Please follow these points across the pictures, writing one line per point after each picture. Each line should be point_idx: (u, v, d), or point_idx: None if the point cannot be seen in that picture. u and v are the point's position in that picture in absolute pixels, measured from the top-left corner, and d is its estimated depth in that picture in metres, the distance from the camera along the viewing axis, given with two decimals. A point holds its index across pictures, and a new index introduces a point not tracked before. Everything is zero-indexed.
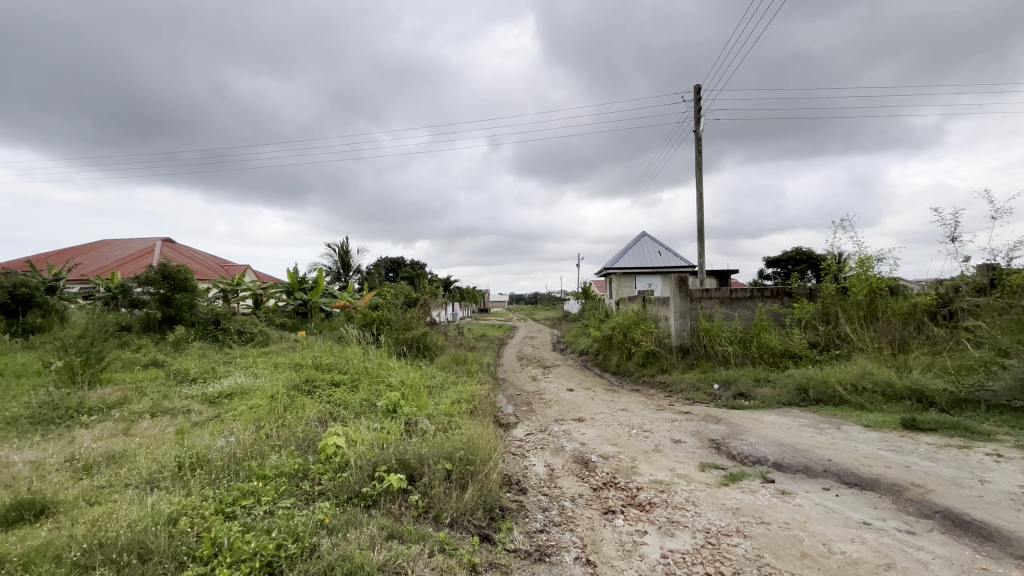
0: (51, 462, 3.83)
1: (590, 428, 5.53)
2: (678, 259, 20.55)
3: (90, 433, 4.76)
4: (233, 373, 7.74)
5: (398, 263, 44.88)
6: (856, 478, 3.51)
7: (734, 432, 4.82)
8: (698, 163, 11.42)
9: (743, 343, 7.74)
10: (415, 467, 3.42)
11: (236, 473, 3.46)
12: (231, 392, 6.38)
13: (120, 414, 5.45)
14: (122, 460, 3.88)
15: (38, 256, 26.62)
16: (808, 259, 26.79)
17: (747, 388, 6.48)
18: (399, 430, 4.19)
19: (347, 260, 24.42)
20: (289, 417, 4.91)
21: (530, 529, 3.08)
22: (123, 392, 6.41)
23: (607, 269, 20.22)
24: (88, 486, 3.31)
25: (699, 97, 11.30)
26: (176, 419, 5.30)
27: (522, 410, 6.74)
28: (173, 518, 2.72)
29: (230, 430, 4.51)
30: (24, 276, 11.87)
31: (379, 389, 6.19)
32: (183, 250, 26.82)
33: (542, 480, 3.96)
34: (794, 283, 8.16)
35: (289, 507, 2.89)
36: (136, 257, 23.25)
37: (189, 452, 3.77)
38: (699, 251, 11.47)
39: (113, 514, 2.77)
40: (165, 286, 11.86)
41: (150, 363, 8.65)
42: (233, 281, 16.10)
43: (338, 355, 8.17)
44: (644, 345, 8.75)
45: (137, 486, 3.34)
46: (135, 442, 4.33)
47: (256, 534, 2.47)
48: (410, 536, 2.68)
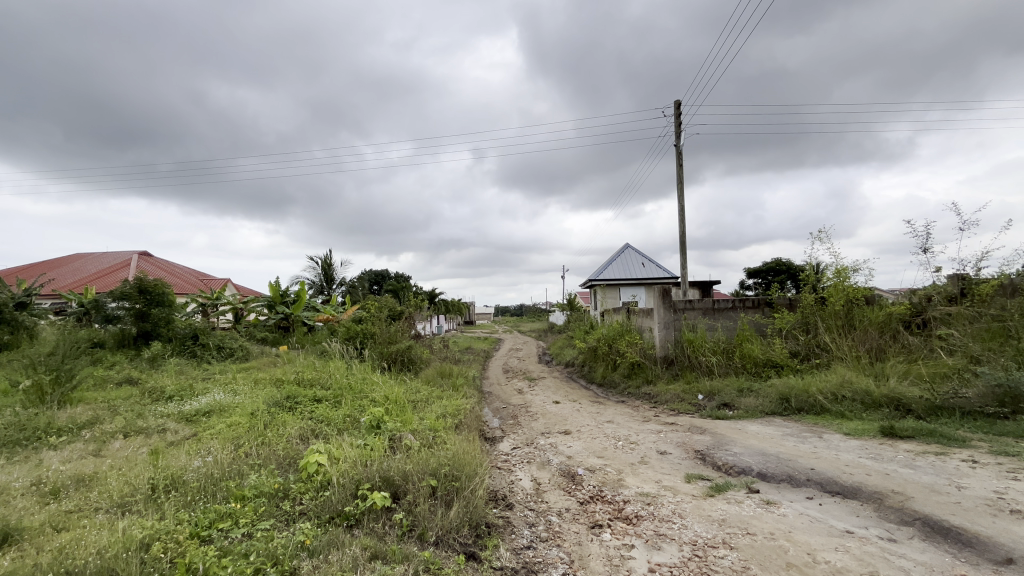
0: (16, 486, 3.68)
1: (576, 440, 5.52)
2: (662, 270, 20.76)
3: (59, 455, 4.57)
4: (211, 390, 7.54)
5: (382, 275, 44.58)
6: (839, 487, 3.56)
7: (719, 443, 4.86)
8: (680, 176, 11.62)
9: (726, 353, 7.85)
10: (399, 484, 3.35)
11: (213, 494, 3.36)
12: (209, 409, 6.22)
13: (91, 435, 5.25)
14: (93, 483, 3.73)
15: (6, 269, 25.71)
16: (787, 271, 27.37)
17: (731, 398, 6.54)
18: (383, 446, 4.12)
19: (330, 273, 24.24)
20: (269, 434, 4.80)
21: (516, 545, 3.04)
22: (95, 411, 6.20)
23: (591, 280, 20.32)
24: (56, 511, 3.18)
25: (679, 112, 11.52)
26: (150, 439, 5.13)
27: (509, 424, 6.69)
28: (146, 543, 2.63)
29: (208, 449, 4.39)
30: None
31: (362, 404, 6.09)
32: (160, 264, 26.18)
33: (528, 495, 3.92)
34: (774, 292, 8.30)
35: (269, 529, 2.80)
36: (112, 271, 22.71)
37: (163, 473, 3.65)
38: (682, 261, 11.60)
39: (82, 540, 2.66)
40: (142, 300, 11.53)
41: (125, 380, 8.39)
42: (212, 295, 15.76)
43: (321, 370, 8.02)
44: (629, 357, 8.80)
45: (108, 510, 3.22)
46: (106, 464, 4.17)
47: (233, 558, 2.40)
48: (393, 557, 2.61)
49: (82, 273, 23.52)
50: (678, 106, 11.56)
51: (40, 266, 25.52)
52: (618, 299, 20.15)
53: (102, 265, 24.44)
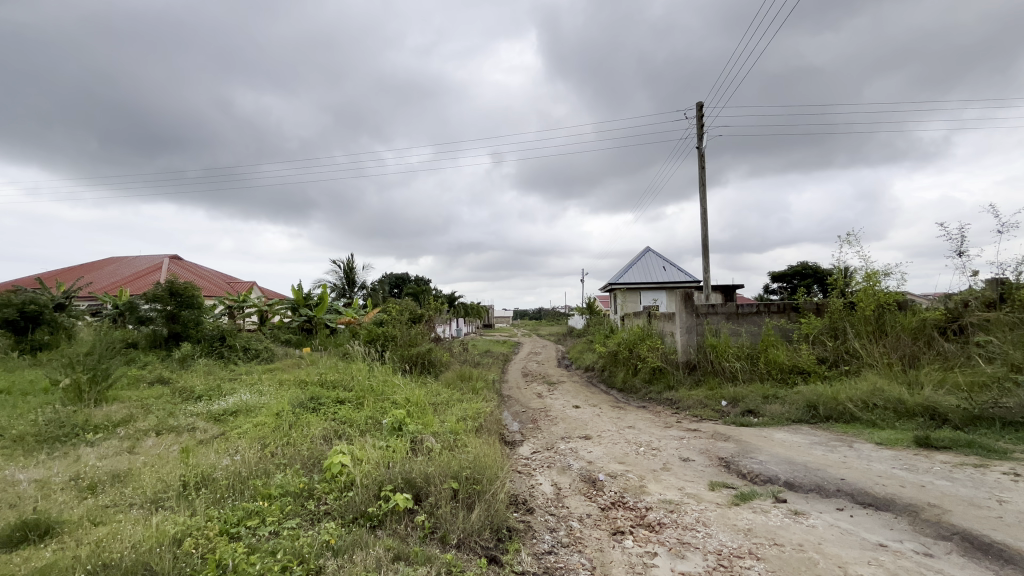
0: (56, 481, 3.84)
1: (596, 445, 5.48)
2: (683, 274, 20.45)
3: (96, 451, 4.76)
4: (238, 390, 7.73)
5: (402, 279, 45.19)
6: (871, 498, 3.44)
7: (744, 450, 4.76)
8: (703, 178, 11.44)
9: (750, 359, 7.70)
10: (421, 486, 3.37)
11: (241, 492, 3.45)
12: (237, 409, 6.38)
13: (125, 432, 5.44)
14: (128, 479, 3.87)
15: (46, 272, 26.83)
16: (813, 275, 26.66)
17: (756, 405, 6.40)
18: (404, 448, 4.16)
19: (352, 276, 24.68)
20: (294, 435, 4.88)
21: (538, 550, 3.02)
22: (129, 409, 6.43)
23: (611, 284, 20.15)
24: (93, 506, 3.30)
25: (701, 114, 11.37)
26: (181, 437, 5.29)
27: (528, 428, 6.69)
28: (178, 539, 2.71)
29: (235, 448, 4.50)
30: (33, 293, 12.00)
31: (384, 406, 6.18)
32: (189, 267, 26.97)
33: (549, 500, 3.90)
34: (800, 297, 8.14)
35: (295, 528, 2.86)
36: (144, 274, 23.61)
37: (193, 471, 3.76)
38: (704, 265, 11.42)
39: (118, 534, 2.76)
40: (172, 302, 11.90)
41: (156, 379, 8.68)
42: (238, 297, 16.18)
43: (343, 372, 8.16)
44: (650, 361, 8.68)
45: (142, 505, 3.33)
46: (140, 461, 4.32)
47: (261, 555, 2.46)
48: (416, 558, 2.63)
49: (116, 276, 24.43)
50: (699, 107, 11.36)
51: (78, 269, 26.62)
52: (639, 304, 19.93)
53: (135, 269, 25.38)
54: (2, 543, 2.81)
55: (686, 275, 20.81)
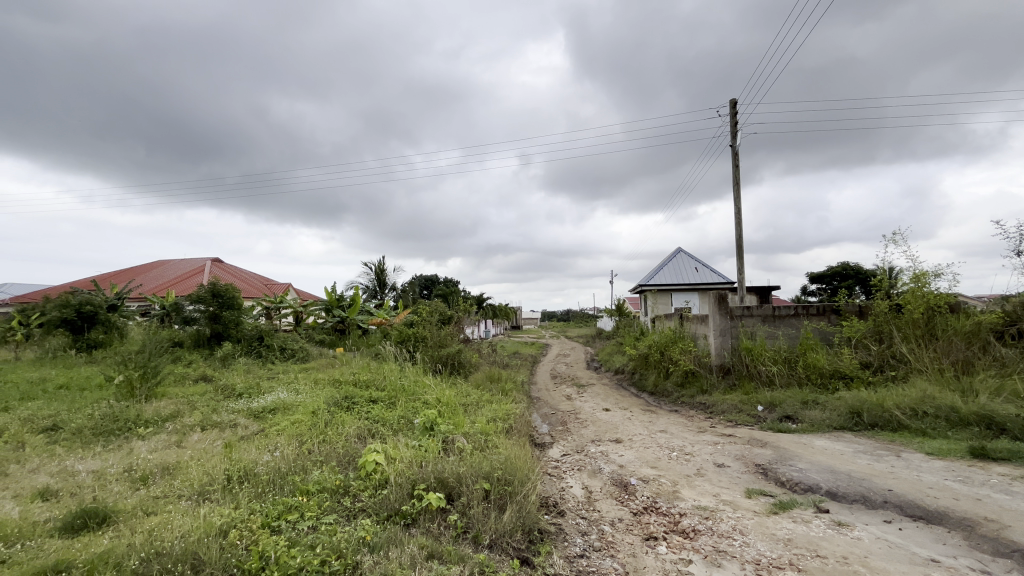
0: (112, 472, 4.08)
1: (628, 449, 5.41)
2: (716, 275, 19.95)
3: (147, 444, 5.02)
4: (276, 388, 8.01)
5: (432, 280, 45.81)
6: (921, 511, 3.28)
7: (782, 458, 4.61)
8: (737, 177, 11.14)
9: (787, 363, 7.45)
10: (453, 485, 3.42)
11: (281, 487, 3.57)
12: (275, 407, 6.61)
13: (173, 427, 5.72)
14: (176, 472, 4.06)
15: (99, 275, 28.43)
16: (855, 276, 25.57)
17: (794, 411, 6.18)
18: (436, 448, 4.22)
19: (383, 278, 25.17)
20: (330, 433, 5.02)
21: (569, 553, 3.01)
22: (176, 405, 6.76)
23: (641, 286, 19.86)
24: (145, 496, 3.49)
25: (735, 111, 11.08)
26: (224, 432, 5.53)
27: (558, 430, 6.66)
28: (224, 530, 2.84)
29: (275, 445, 4.67)
30: (89, 294, 12.74)
31: (415, 406, 6.28)
32: (229, 270, 28.10)
33: (580, 503, 3.88)
34: (841, 299, 7.83)
35: (332, 523, 2.94)
36: (188, 276, 24.75)
37: (236, 466, 3.92)
38: (739, 266, 11.12)
39: (168, 524, 2.90)
40: (214, 303, 12.40)
41: (200, 377, 9.08)
42: (275, 298, 16.74)
43: (375, 372, 8.33)
44: (682, 365, 8.49)
45: (189, 497, 3.49)
46: (187, 455, 4.53)
47: (301, 549, 2.55)
48: (449, 557, 2.66)
49: (163, 279, 25.69)
50: (733, 104, 11.08)
51: (128, 272, 28.11)
52: (670, 305, 19.56)
53: (180, 271, 26.63)
54: (65, 529, 3.00)
55: (719, 276, 20.30)
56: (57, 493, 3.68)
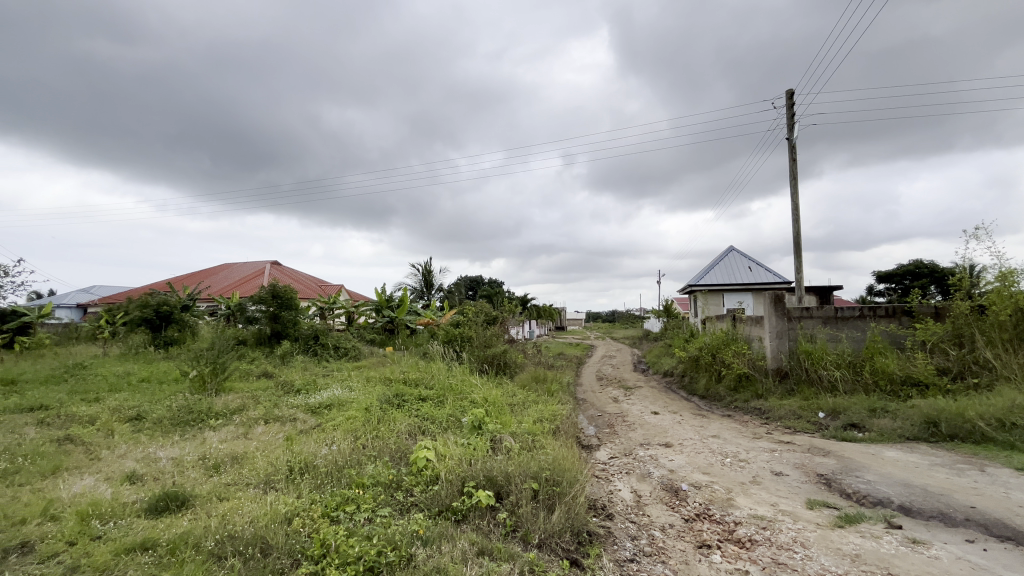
0: (188, 460, 4.43)
1: (678, 454, 5.27)
2: (772, 274, 19.01)
3: (218, 435, 5.40)
4: (330, 385, 8.39)
5: (477, 280, 46.46)
6: (1010, 532, 3.00)
7: (848, 468, 4.34)
8: (794, 171, 10.58)
9: (852, 368, 7.00)
10: (502, 484, 3.46)
11: (338, 479, 3.74)
12: (330, 403, 6.93)
13: (240, 419, 6.13)
14: (244, 461, 4.35)
15: (173, 278, 30.76)
16: (929, 274, 23.64)
17: (860, 419, 5.80)
18: (484, 446, 4.28)
19: (430, 279, 25.75)
20: (382, 429, 5.21)
21: (619, 557, 2.98)
22: (242, 399, 7.22)
23: (690, 286, 19.25)
24: (218, 483, 3.76)
25: (792, 102, 10.51)
26: (285, 426, 5.86)
27: (605, 433, 6.58)
28: (288, 517, 3.02)
29: (332, 439, 4.90)
30: (165, 295, 13.83)
31: (463, 404, 6.39)
32: (287, 272, 29.66)
33: (629, 507, 3.82)
34: (913, 300, 7.28)
35: (387, 515, 3.06)
36: (251, 278, 26.36)
37: (297, 458, 4.15)
38: (797, 265, 10.54)
39: (239, 510, 3.12)
40: (274, 304, 13.11)
41: (263, 373, 9.66)
42: (329, 299, 17.50)
43: (424, 371, 8.54)
44: (736, 368, 8.15)
45: (256, 485, 3.74)
46: (253, 446, 4.84)
47: (359, 538, 2.68)
48: (500, 554, 2.70)
49: (228, 281, 27.48)
50: (790, 95, 10.52)
51: (199, 275, 30.30)
52: (721, 306, 18.81)
53: (244, 274, 28.40)
54: (150, 510, 3.29)
55: (775, 275, 19.32)
56: (142, 476, 4.04)
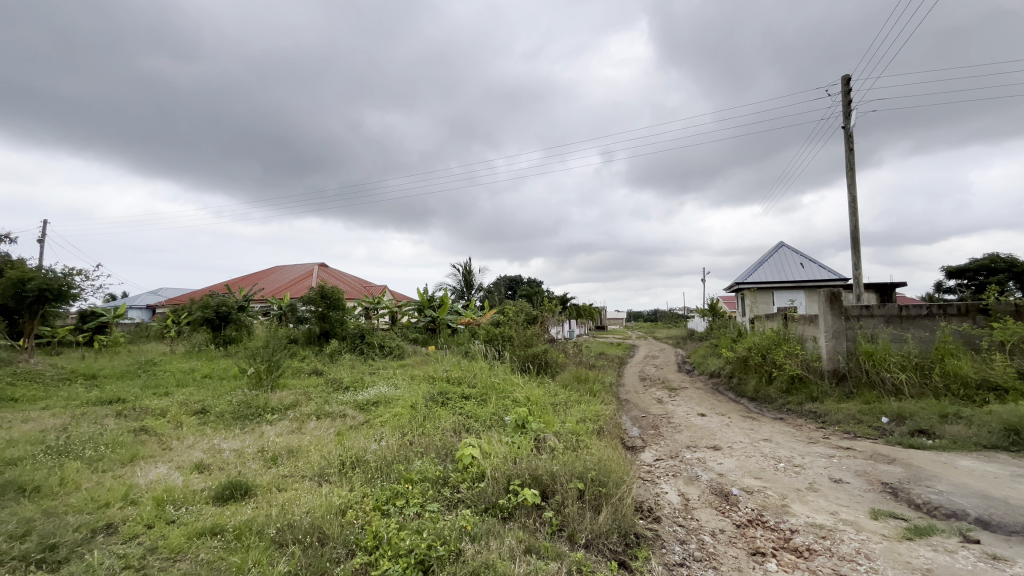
0: (249, 452, 4.70)
1: (727, 457, 5.10)
2: (826, 271, 18.03)
3: (274, 429, 5.69)
4: (377, 383, 8.66)
5: (516, 280, 46.60)
6: None
7: (916, 477, 4.06)
8: (851, 162, 9.99)
9: (919, 370, 6.55)
10: (547, 483, 3.47)
11: (387, 474, 3.86)
12: (377, 400, 7.15)
13: (294, 415, 6.43)
14: (299, 454, 4.57)
15: (230, 280, 32.57)
16: (1007, 270, 21.68)
17: (929, 425, 5.41)
18: (528, 445, 4.29)
19: (470, 279, 26.05)
20: (427, 426, 5.32)
21: (668, 561, 2.92)
22: (295, 395, 7.57)
23: (737, 284, 18.54)
24: (276, 474, 3.97)
25: (848, 89, 9.94)
26: (335, 422, 6.10)
27: (649, 434, 6.46)
28: (342, 509, 3.14)
29: (380, 435, 5.06)
30: (224, 296, 14.67)
31: (505, 403, 6.44)
32: (333, 273, 30.79)
33: (677, 510, 3.73)
34: (989, 297, 6.77)
35: (435, 511, 3.13)
36: (300, 280, 27.53)
37: (348, 453, 4.31)
38: (855, 261, 9.96)
39: (296, 500, 3.29)
40: (323, 304, 13.62)
41: (313, 371, 10.08)
42: (374, 300, 18.03)
43: (466, 370, 8.66)
44: (788, 369, 7.79)
45: (311, 477, 3.91)
46: (306, 440, 5.07)
47: (409, 532, 2.76)
48: (547, 553, 2.71)
49: (280, 282, 28.82)
50: (846, 81, 9.95)
51: (253, 277, 31.96)
52: (771, 305, 18.01)
53: (294, 276, 29.72)
54: (217, 497, 3.52)
55: (830, 271, 18.31)
56: (208, 466, 4.32)
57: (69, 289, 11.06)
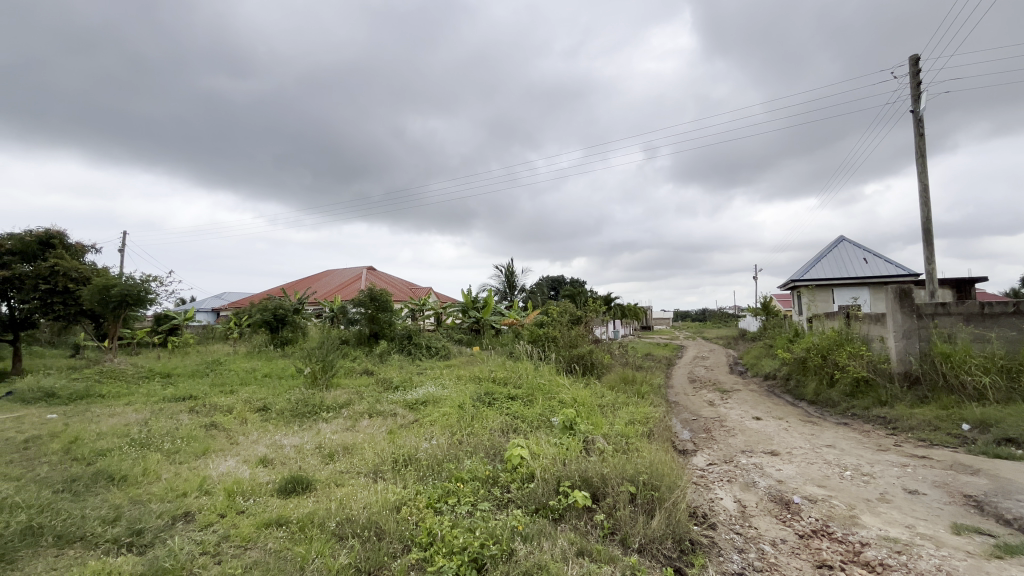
0: (308, 448, 4.94)
1: (786, 463, 4.86)
2: (894, 266, 16.82)
3: (330, 427, 5.95)
4: (425, 383, 8.87)
5: (558, 281, 46.41)
6: None
7: (1005, 490, 3.72)
8: (922, 148, 9.28)
9: (1005, 373, 6.00)
10: (598, 486, 3.43)
11: (438, 472, 3.95)
12: (426, 399, 7.33)
13: (348, 413, 6.70)
14: (354, 451, 4.75)
15: (286, 283, 34.32)
16: None
17: (1018, 433, 4.94)
18: (577, 446, 4.27)
19: (513, 280, 26.16)
20: (476, 426, 5.40)
21: (726, 570, 2.82)
22: (349, 394, 7.88)
23: (793, 281, 17.63)
24: (334, 470, 4.16)
25: (917, 70, 9.23)
26: (387, 420, 6.30)
27: (701, 437, 6.25)
28: (397, 505, 3.24)
29: (431, 433, 5.18)
30: (281, 300, 15.47)
31: (552, 404, 6.43)
32: (381, 276, 31.84)
33: (733, 518, 3.59)
34: None
35: (486, 510, 3.17)
36: (350, 283, 28.62)
37: (401, 451, 4.44)
38: (927, 255, 9.25)
39: (354, 495, 3.42)
40: (372, 306, 14.07)
41: (365, 371, 10.46)
42: (420, 301, 18.46)
43: (512, 370, 8.72)
44: (852, 371, 7.33)
45: (366, 474, 4.06)
46: (360, 438, 5.27)
47: (462, 530, 2.81)
48: (599, 556, 2.69)
49: (332, 285, 30.06)
50: (915, 61, 9.24)
51: (306, 281, 33.54)
52: (831, 303, 17.01)
53: (344, 279, 30.95)
54: (281, 490, 3.73)
55: (897, 266, 17.07)
56: (272, 461, 4.57)
57: (146, 294, 12.01)
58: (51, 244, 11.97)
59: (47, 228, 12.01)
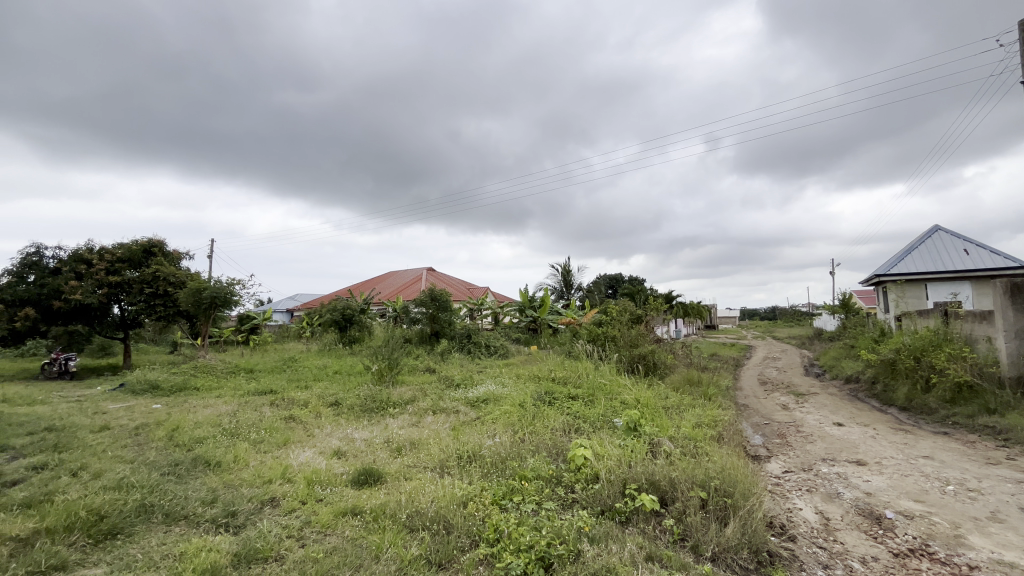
0: (377, 441, 5.18)
1: (875, 474, 4.46)
2: (1001, 257, 14.99)
3: (397, 422, 6.20)
4: (485, 381, 9.02)
5: (616, 279, 45.54)
6: None
7: None
8: None
9: None
10: (666, 490, 3.34)
11: (502, 470, 3.99)
12: (487, 397, 7.45)
13: (413, 409, 6.95)
14: (420, 446, 4.92)
15: (352, 284, 36.17)
16: None
17: None
18: (642, 449, 4.16)
19: (570, 279, 25.95)
20: (538, 425, 5.41)
21: None
22: (413, 391, 8.17)
23: (878, 276, 16.18)
24: (403, 464, 4.32)
25: None
26: (450, 417, 6.47)
27: (775, 443, 5.89)
28: (464, 501, 3.32)
29: (493, 431, 5.26)
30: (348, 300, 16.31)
31: (614, 405, 6.31)
32: (440, 276, 32.75)
33: (815, 530, 3.36)
34: None
35: (552, 509, 3.18)
36: (411, 283, 29.66)
37: (465, 447, 4.54)
38: None
39: (422, 489, 3.55)
40: (432, 306, 14.50)
41: (427, 368, 10.81)
42: (478, 301, 18.77)
43: (571, 369, 8.66)
44: (952, 375, 6.61)
45: (432, 469, 4.19)
46: (426, 433, 5.45)
47: (529, 528, 2.83)
48: (670, 562, 2.61)
49: (394, 286, 31.31)
50: None
51: (370, 282, 35.17)
52: (923, 299, 15.45)
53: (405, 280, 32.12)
54: (355, 481, 3.93)
55: (1006, 257, 15.19)
56: (345, 453, 4.83)
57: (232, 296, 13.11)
58: (153, 252, 13.31)
59: (149, 237, 13.36)
